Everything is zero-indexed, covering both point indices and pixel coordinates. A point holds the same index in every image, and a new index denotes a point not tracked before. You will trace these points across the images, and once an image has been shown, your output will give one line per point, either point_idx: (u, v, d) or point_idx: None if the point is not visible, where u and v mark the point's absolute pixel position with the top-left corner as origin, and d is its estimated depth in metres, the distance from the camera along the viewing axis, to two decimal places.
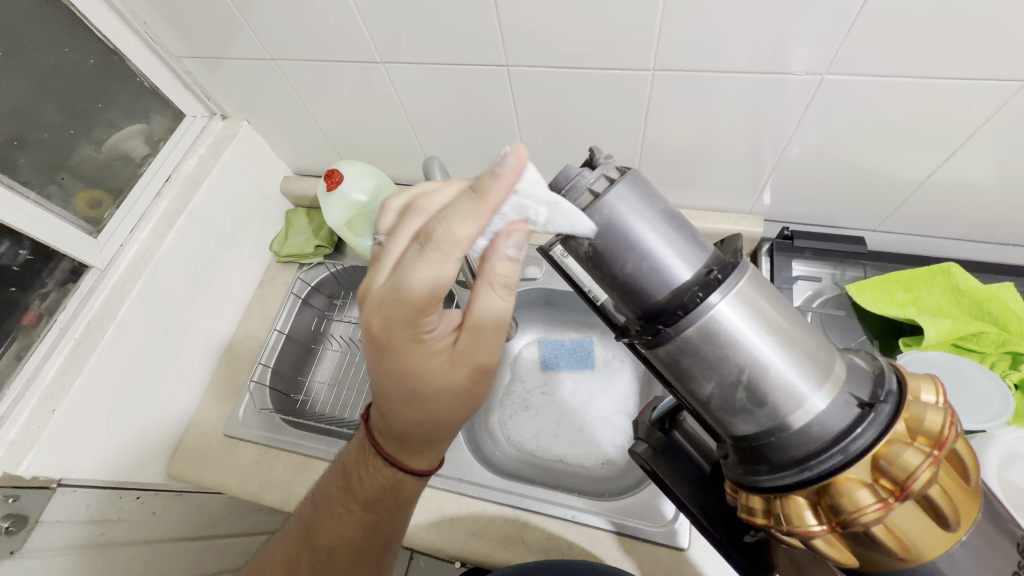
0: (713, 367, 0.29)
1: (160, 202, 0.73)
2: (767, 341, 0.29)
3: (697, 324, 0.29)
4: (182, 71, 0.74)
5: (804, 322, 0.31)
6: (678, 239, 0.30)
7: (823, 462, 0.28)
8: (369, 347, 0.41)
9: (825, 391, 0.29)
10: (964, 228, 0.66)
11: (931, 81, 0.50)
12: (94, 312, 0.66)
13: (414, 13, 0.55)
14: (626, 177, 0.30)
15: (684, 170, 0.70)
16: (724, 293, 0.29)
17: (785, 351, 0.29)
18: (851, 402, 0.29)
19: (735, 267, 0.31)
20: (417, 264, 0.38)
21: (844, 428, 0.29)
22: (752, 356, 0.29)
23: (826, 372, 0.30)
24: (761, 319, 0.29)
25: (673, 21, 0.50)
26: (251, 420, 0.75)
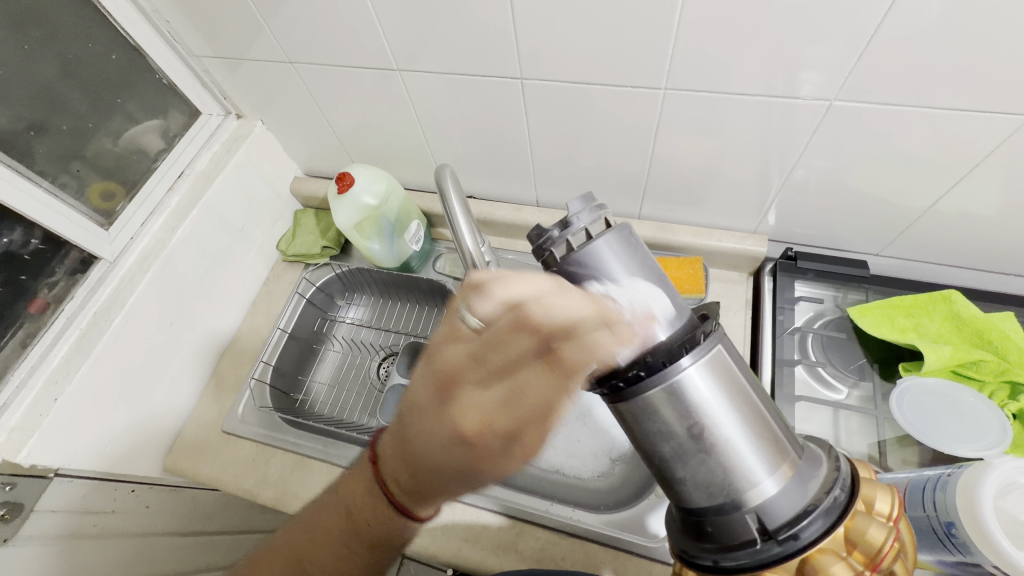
0: (646, 440, 0.33)
1: (172, 196, 0.74)
2: (718, 408, 0.31)
3: (656, 388, 0.31)
4: (201, 69, 0.75)
5: (757, 406, 0.32)
6: (655, 303, 0.32)
7: (700, 558, 0.33)
8: (446, 438, 0.41)
9: (771, 481, 0.31)
10: (968, 258, 0.66)
11: (938, 111, 0.50)
12: (102, 302, 0.66)
13: (433, 23, 0.56)
14: (606, 236, 0.32)
15: (691, 187, 0.71)
16: (690, 361, 0.31)
17: (735, 425, 0.31)
18: (751, 526, 0.31)
19: (704, 341, 0.32)
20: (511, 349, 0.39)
21: (731, 545, 0.31)
22: (707, 410, 0.31)
23: (773, 460, 0.31)
24: (717, 391, 0.31)
25: (687, 42, 0.51)
26: (250, 416, 0.75)
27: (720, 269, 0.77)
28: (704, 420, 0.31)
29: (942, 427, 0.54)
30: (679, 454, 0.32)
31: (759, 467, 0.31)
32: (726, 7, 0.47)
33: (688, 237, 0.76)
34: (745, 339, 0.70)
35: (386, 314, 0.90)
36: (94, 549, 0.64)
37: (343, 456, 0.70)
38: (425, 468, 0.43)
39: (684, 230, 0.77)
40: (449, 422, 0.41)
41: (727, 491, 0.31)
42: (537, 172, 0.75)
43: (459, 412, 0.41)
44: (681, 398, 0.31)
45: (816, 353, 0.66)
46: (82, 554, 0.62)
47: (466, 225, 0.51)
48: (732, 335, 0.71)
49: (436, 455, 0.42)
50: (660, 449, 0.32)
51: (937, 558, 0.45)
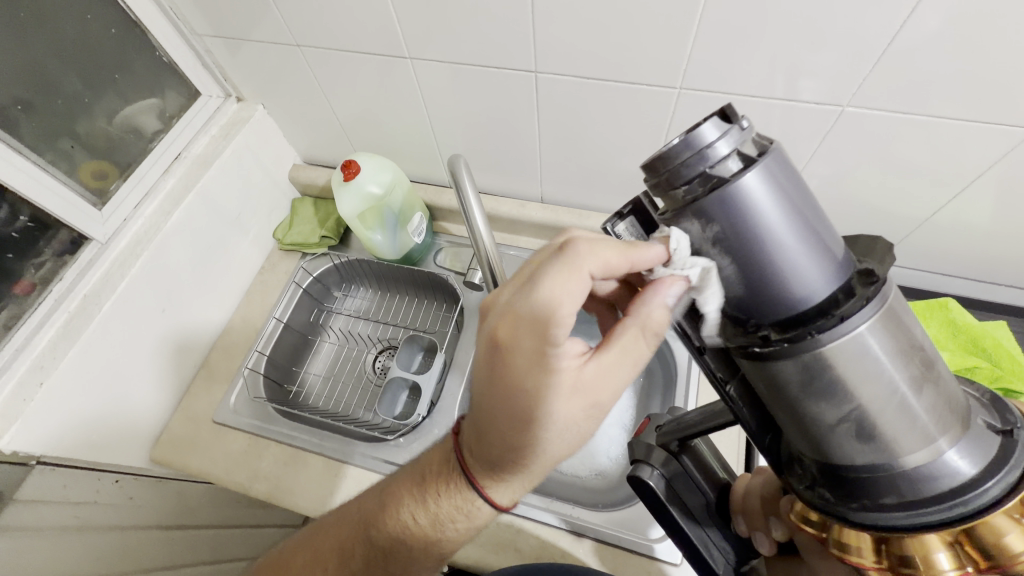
0: (835, 393, 0.25)
1: (167, 179, 0.72)
2: (902, 361, 0.25)
3: (817, 350, 0.25)
4: (202, 49, 0.73)
5: (931, 360, 0.26)
6: (823, 245, 0.26)
7: (974, 500, 0.25)
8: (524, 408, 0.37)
9: (959, 432, 0.26)
10: (961, 268, 0.68)
11: (943, 122, 0.52)
12: (91, 286, 0.64)
13: (447, 12, 0.56)
14: (771, 161, 0.26)
15: None
16: (866, 315, 0.25)
17: (915, 374, 0.25)
18: (986, 430, 0.27)
19: (876, 291, 0.26)
20: (557, 286, 0.35)
21: (988, 464, 0.26)
22: (883, 379, 0.25)
23: (954, 410, 0.26)
24: (898, 339, 0.25)
25: (703, 43, 0.51)
26: (243, 408, 0.74)
27: None
28: (880, 373, 0.25)
29: None
30: (835, 415, 0.26)
31: (936, 422, 0.25)
32: (745, 10, 0.47)
33: None
34: None
35: (385, 306, 0.88)
36: (76, 542, 0.61)
37: (339, 449, 0.69)
38: (487, 429, 0.38)
39: None
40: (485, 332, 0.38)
41: (907, 447, 0.26)
42: (543, 169, 0.75)
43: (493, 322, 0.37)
44: (857, 354, 0.25)
45: None
46: (63, 546, 0.60)
47: (482, 223, 0.51)
48: None
49: (493, 407, 0.37)
50: (826, 405, 0.26)
51: None
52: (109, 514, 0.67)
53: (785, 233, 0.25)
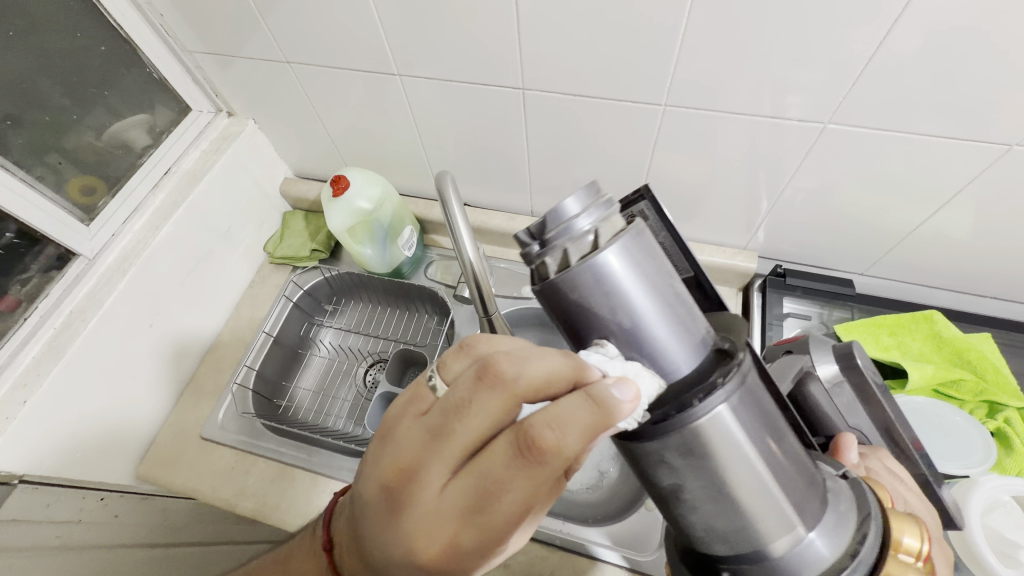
0: (680, 477, 0.29)
1: (157, 193, 0.72)
2: (743, 451, 0.28)
3: (678, 427, 0.27)
4: (193, 65, 0.73)
5: (782, 454, 0.30)
6: (679, 327, 0.28)
7: None
8: (399, 558, 0.33)
9: (796, 530, 0.29)
10: (945, 280, 0.69)
11: (922, 139, 0.52)
12: (79, 301, 0.64)
13: (435, 30, 0.56)
14: (623, 248, 0.27)
15: (682, 203, 0.72)
16: (719, 400, 0.27)
17: (765, 464, 0.29)
18: (812, 556, 0.29)
19: (729, 378, 0.28)
20: (506, 478, 0.30)
21: None
22: (731, 463, 0.28)
23: (803, 506, 0.30)
24: (744, 431, 0.28)
25: (688, 61, 0.52)
26: (230, 424, 0.73)
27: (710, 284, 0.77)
28: (742, 461, 0.28)
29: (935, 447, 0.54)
30: (685, 492, 0.29)
31: (790, 509, 0.29)
32: (727, 29, 0.48)
33: None
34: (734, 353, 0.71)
35: (377, 319, 0.88)
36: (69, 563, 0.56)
37: (326, 465, 0.68)
38: None
39: None
40: (407, 523, 0.32)
41: (766, 535, 0.29)
42: (532, 183, 0.75)
43: (417, 516, 0.32)
44: (711, 433, 0.27)
45: None
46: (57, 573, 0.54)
47: (467, 236, 0.51)
48: None
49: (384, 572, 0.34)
50: (678, 480, 0.29)
51: None
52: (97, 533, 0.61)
53: (641, 319, 0.27)
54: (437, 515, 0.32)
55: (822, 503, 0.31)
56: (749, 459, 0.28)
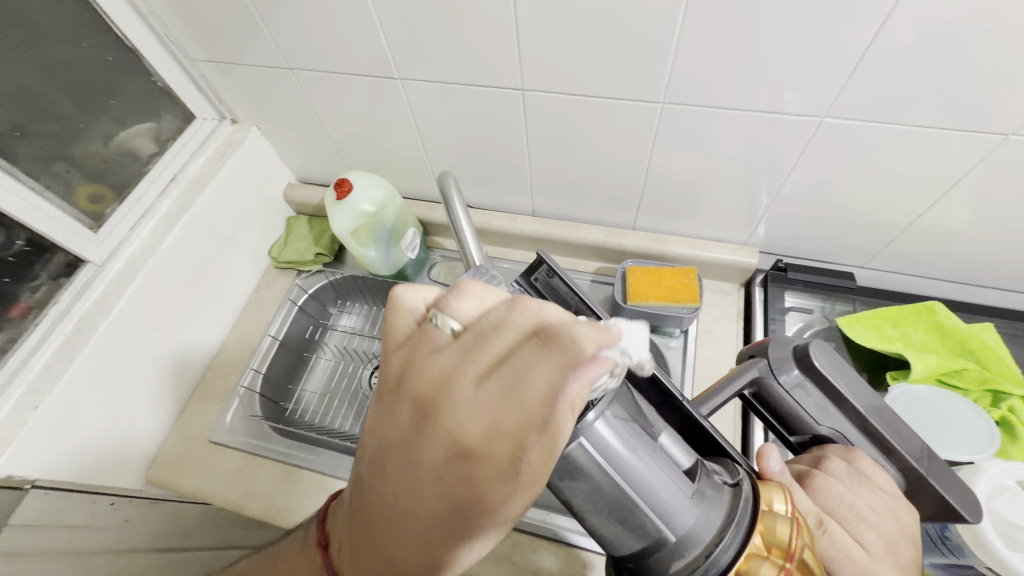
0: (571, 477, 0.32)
1: (164, 200, 0.73)
2: (613, 447, 0.31)
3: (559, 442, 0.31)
4: (196, 74, 0.74)
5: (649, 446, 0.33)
6: None
7: None
8: (416, 488, 0.29)
9: (682, 515, 0.31)
10: (946, 271, 0.69)
11: (920, 130, 0.53)
12: (88, 307, 0.65)
13: (434, 34, 0.57)
14: None
15: (682, 200, 0.72)
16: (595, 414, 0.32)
17: (628, 454, 0.31)
18: (701, 537, 0.31)
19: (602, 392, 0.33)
20: (529, 380, 0.27)
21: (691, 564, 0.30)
22: (603, 459, 0.31)
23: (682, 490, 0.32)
24: (611, 434, 0.32)
25: (686, 57, 0.52)
26: (238, 426, 0.74)
27: (712, 280, 0.78)
28: (619, 460, 0.31)
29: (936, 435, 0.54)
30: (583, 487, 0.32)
31: (675, 499, 0.31)
32: (722, 26, 0.49)
33: (682, 248, 0.76)
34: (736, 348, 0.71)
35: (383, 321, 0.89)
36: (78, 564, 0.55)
37: (333, 466, 0.68)
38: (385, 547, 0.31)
39: (678, 241, 0.77)
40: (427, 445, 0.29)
41: (656, 525, 0.31)
42: (532, 183, 0.76)
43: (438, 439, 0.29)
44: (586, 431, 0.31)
45: None
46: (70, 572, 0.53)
47: (471, 238, 0.50)
48: (721, 345, 0.72)
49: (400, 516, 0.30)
50: (588, 484, 0.31)
51: (929, 561, 0.47)
52: (106, 538, 0.61)
53: None
54: (455, 451, 0.28)
55: (710, 489, 0.33)
56: (625, 458, 0.31)
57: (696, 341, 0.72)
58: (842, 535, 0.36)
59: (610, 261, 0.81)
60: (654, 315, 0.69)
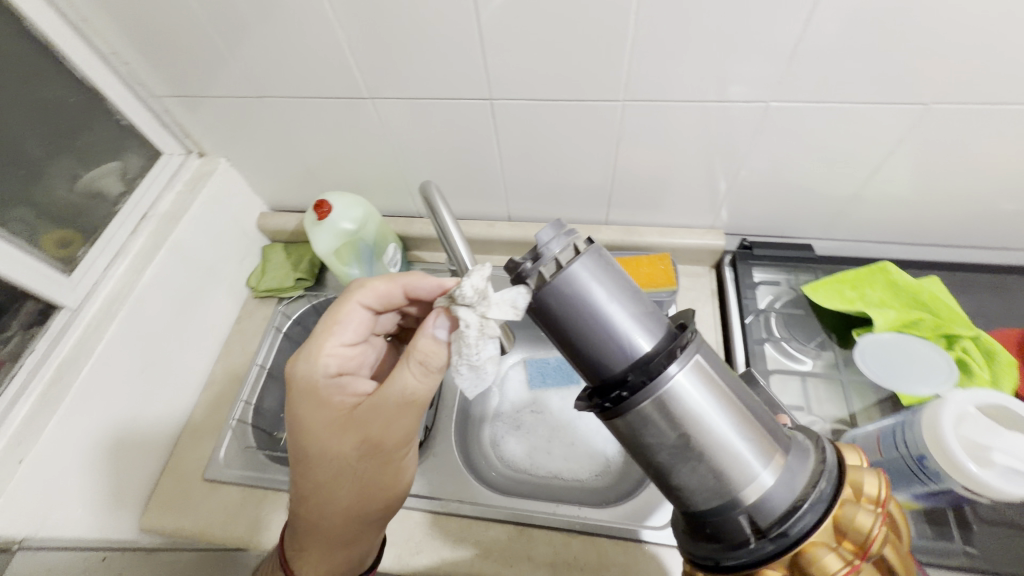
0: (664, 437, 0.35)
1: (136, 237, 0.72)
2: (709, 405, 0.34)
3: (650, 398, 0.34)
4: (161, 110, 0.74)
5: (740, 408, 0.35)
6: (640, 318, 0.36)
7: (766, 544, 0.33)
8: (313, 418, 0.48)
9: (771, 467, 0.34)
10: (892, 233, 0.75)
11: (855, 106, 0.58)
12: (65, 355, 0.63)
13: (402, 53, 0.60)
14: (587, 253, 0.35)
15: (648, 192, 0.76)
16: (678, 367, 0.35)
17: (724, 413, 0.35)
18: (789, 488, 0.34)
19: (682, 352, 0.35)
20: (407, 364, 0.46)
21: (781, 514, 0.33)
22: (700, 421, 0.34)
23: (769, 447, 0.35)
24: (707, 391, 0.35)
25: (641, 57, 0.56)
26: (233, 460, 0.73)
27: (684, 265, 0.82)
28: (704, 419, 0.34)
29: (902, 378, 0.60)
30: (673, 452, 0.35)
31: (756, 458, 0.34)
32: (672, 25, 0.53)
33: (654, 238, 0.80)
34: (714, 325, 0.76)
35: None
36: None
37: None
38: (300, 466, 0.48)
39: (648, 231, 0.81)
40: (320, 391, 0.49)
41: (750, 479, 0.34)
42: (506, 188, 0.79)
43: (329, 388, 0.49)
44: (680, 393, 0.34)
45: (780, 330, 0.71)
46: None
47: (461, 241, 0.51)
48: (701, 324, 0.76)
49: (313, 438, 0.48)
50: (669, 446, 0.35)
51: (914, 492, 0.48)
52: None
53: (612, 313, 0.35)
54: (335, 391, 0.50)
55: (791, 453, 0.36)
56: (712, 418, 0.34)
57: None
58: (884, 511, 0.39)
59: None
60: None
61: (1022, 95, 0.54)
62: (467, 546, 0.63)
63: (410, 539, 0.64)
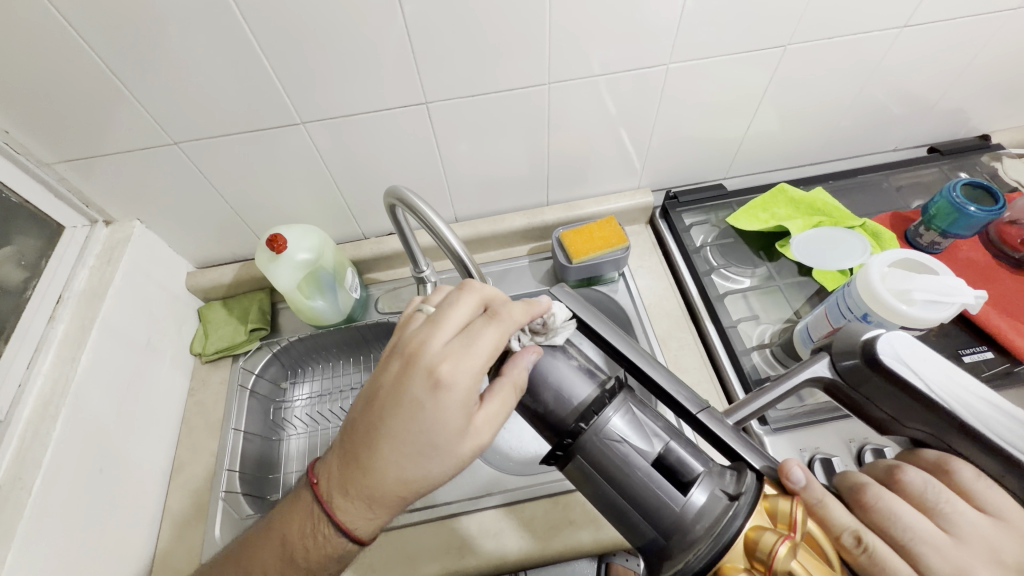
0: (605, 472, 0.39)
1: (57, 325, 0.63)
2: (639, 439, 0.39)
3: (590, 440, 0.39)
4: (54, 179, 0.66)
5: (665, 444, 0.40)
6: (570, 374, 0.41)
7: (703, 557, 0.35)
8: (415, 397, 0.41)
9: (702, 485, 0.38)
10: (778, 160, 0.90)
11: (737, 56, 0.70)
12: (6, 473, 0.54)
13: (333, 71, 0.60)
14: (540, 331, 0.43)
15: (581, 167, 0.83)
16: (613, 412, 0.40)
17: (649, 446, 0.39)
18: (721, 496, 0.37)
19: (613, 402, 0.41)
20: (483, 335, 0.41)
21: (714, 521, 0.36)
22: (633, 455, 0.39)
23: (698, 472, 0.39)
24: (634, 430, 0.40)
25: (560, 40, 0.62)
26: (235, 534, 0.66)
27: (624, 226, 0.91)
28: (635, 453, 0.39)
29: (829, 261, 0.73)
30: (613, 480, 0.39)
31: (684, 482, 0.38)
32: (583, 8, 0.59)
33: (593, 207, 0.87)
34: (664, 271, 0.85)
35: (346, 374, 0.88)
36: None
37: None
38: (381, 440, 0.41)
39: (587, 203, 0.88)
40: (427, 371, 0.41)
41: (680, 498, 0.37)
42: (451, 189, 0.81)
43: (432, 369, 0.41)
44: (611, 434, 0.39)
45: (718, 259, 0.81)
46: None
47: (450, 232, 0.54)
48: (653, 273, 0.85)
49: (412, 416, 0.41)
50: (612, 482, 0.39)
51: None
52: None
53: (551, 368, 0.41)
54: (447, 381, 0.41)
55: (716, 479, 0.39)
56: (648, 450, 0.39)
57: (633, 277, 0.84)
58: (892, 557, 0.34)
59: (538, 240, 0.90)
60: (603, 262, 0.78)
61: (850, 28, 0.68)
62: (509, 531, 0.64)
63: (453, 546, 0.63)
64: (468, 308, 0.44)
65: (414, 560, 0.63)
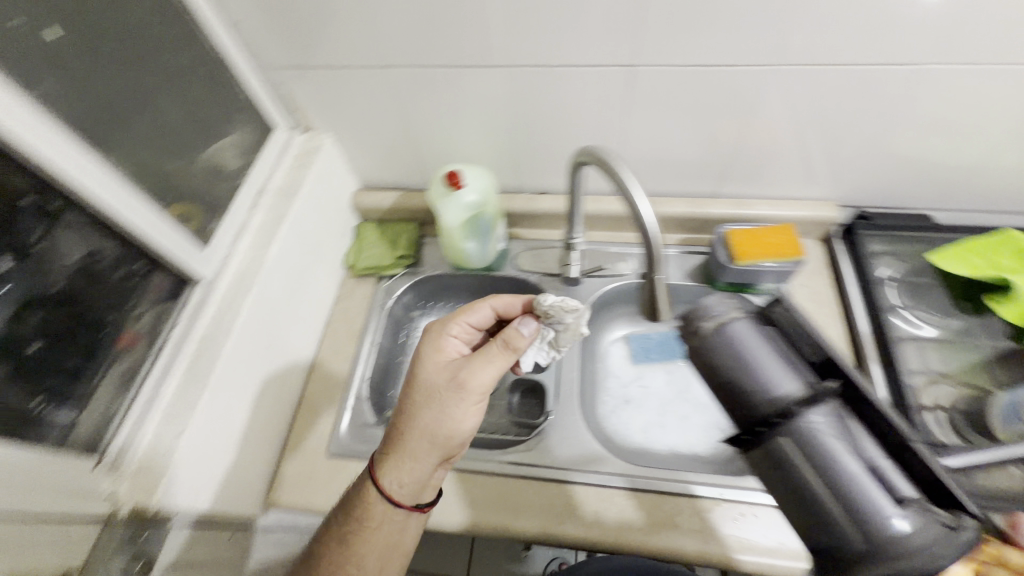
0: (798, 468, 0.35)
1: (256, 213, 0.71)
2: (843, 444, 0.34)
3: (790, 433, 0.36)
4: (274, 81, 0.73)
5: (877, 457, 0.35)
6: (778, 364, 0.38)
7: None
8: (444, 358, 0.60)
9: (913, 510, 0.31)
10: (1012, 203, 0.75)
11: (1013, 68, 0.58)
12: (205, 328, 0.62)
13: (548, 14, 0.59)
14: (745, 317, 0.41)
15: (766, 164, 0.76)
16: (819, 412, 0.36)
17: (858, 454, 0.34)
18: (940, 526, 0.31)
19: (821, 401, 0.36)
20: (478, 319, 0.63)
21: (930, 552, 0.30)
22: (835, 457, 0.34)
23: (914, 497, 0.32)
24: (840, 434, 0.35)
25: (804, 15, 0.56)
26: (358, 436, 0.73)
27: None
28: (839, 457, 0.34)
29: None
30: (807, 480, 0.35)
31: (889, 499, 0.32)
32: None
33: (766, 209, 0.80)
34: (830, 297, 0.76)
35: None
36: None
37: (474, 457, 0.70)
38: (425, 393, 0.58)
39: (759, 203, 0.81)
40: (445, 339, 0.62)
41: (883, 513, 0.32)
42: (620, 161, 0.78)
43: (450, 342, 0.62)
44: (813, 432, 0.35)
45: (903, 298, 0.72)
46: None
47: (646, 205, 0.50)
48: (816, 297, 0.77)
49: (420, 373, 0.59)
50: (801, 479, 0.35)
51: None
52: None
53: (756, 354, 0.39)
54: (455, 345, 0.62)
55: (936, 511, 0.32)
56: (854, 456, 0.34)
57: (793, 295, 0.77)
58: None
59: (694, 232, 0.84)
60: (767, 271, 0.72)
61: None
62: (610, 516, 0.64)
63: (551, 511, 0.64)
64: (481, 305, 0.64)
65: (512, 510, 0.65)
